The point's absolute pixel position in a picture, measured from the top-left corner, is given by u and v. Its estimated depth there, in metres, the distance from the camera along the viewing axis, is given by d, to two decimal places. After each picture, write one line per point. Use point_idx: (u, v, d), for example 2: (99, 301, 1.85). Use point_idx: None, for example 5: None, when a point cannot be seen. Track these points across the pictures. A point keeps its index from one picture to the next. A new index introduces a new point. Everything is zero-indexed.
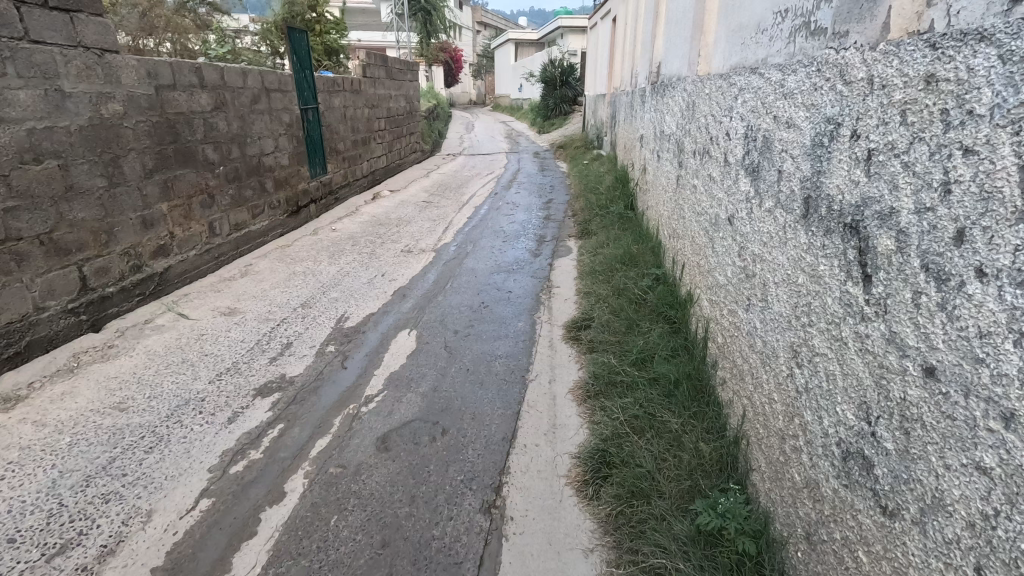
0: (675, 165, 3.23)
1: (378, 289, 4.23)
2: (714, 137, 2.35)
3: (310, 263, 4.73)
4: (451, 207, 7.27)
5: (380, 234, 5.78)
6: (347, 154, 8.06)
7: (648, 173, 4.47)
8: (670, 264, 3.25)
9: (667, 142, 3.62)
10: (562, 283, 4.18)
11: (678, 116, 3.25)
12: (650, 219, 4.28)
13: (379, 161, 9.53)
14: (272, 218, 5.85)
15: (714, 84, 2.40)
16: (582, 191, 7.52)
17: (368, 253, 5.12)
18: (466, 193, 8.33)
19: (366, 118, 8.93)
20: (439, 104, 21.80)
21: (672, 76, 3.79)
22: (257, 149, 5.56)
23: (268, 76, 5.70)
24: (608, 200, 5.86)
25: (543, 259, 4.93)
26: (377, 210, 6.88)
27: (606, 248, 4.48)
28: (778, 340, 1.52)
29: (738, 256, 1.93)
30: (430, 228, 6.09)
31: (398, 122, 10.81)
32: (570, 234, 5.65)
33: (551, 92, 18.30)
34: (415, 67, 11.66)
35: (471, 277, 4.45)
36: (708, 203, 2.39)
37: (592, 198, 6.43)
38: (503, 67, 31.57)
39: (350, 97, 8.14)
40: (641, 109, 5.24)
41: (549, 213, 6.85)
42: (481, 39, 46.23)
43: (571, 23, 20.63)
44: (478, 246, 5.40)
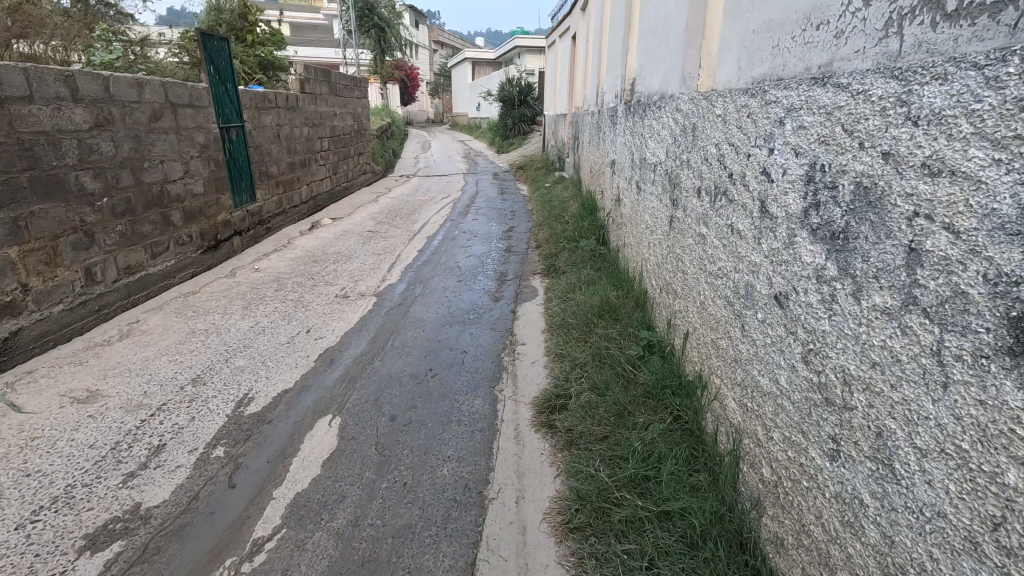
0: (667, 203, 2.59)
1: (298, 353, 3.38)
2: (736, 176, 1.71)
3: (219, 317, 3.84)
4: (400, 238, 6.48)
5: (314, 274, 4.93)
6: (281, 178, 7.15)
7: (626, 206, 3.85)
8: (665, 327, 2.59)
9: (651, 173, 3.00)
10: (528, 340, 3.47)
11: (668, 143, 2.64)
12: (630, 260, 3.65)
13: (321, 185, 8.62)
14: (179, 256, 4.90)
15: (731, 102, 1.77)
16: (546, 219, 6.90)
17: (295, 301, 4.26)
18: (418, 221, 7.54)
19: (305, 139, 8.05)
20: (393, 123, 21.01)
21: (655, 95, 3.18)
22: (159, 174, 4.64)
23: (173, 88, 4.81)
24: (576, 233, 5.21)
25: (504, 304, 4.22)
26: (314, 243, 6.00)
27: (578, 293, 3.81)
28: (936, 564, 0.84)
29: (801, 362, 1.26)
30: (374, 265, 5.29)
31: (344, 143, 9.95)
32: (535, 272, 4.97)
33: (510, 111, 17.85)
34: (363, 83, 10.89)
35: (416, 333, 3.66)
36: (728, 265, 1.74)
37: (557, 229, 5.80)
38: (460, 86, 31.19)
39: (285, 115, 7.27)
40: (611, 131, 4.67)
41: (510, 245, 6.16)
42: (438, 58, 45.85)
43: (529, 43, 20.38)
44: (429, 289, 4.62)
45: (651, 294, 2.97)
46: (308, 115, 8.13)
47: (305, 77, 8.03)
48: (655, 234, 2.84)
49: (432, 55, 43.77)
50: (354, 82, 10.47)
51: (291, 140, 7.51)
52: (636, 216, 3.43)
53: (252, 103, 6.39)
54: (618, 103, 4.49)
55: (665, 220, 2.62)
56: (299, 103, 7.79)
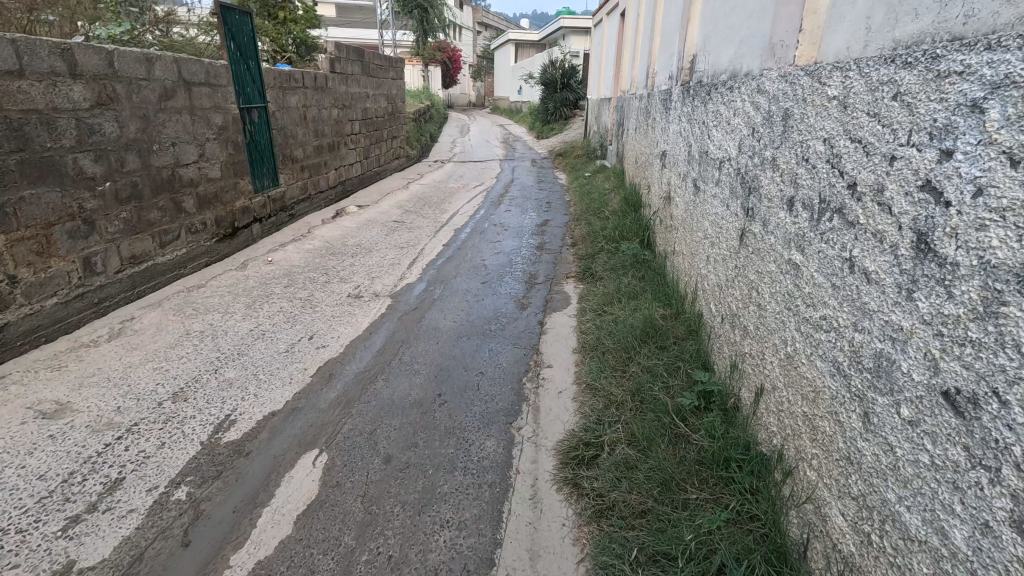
0: (738, 212, 2.03)
1: (295, 365, 3.01)
2: (863, 189, 1.16)
3: (219, 317, 3.52)
4: (426, 230, 6.07)
5: (329, 269, 4.58)
6: (306, 163, 6.85)
7: (678, 207, 3.27)
8: (728, 370, 2.05)
9: (714, 171, 2.43)
10: (555, 363, 2.98)
11: (741, 135, 2.07)
12: (681, 273, 3.09)
13: (350, 170, 8.30)
14: (191, 245, 4.64)
15: (860, 79, 1.20)
16: (583, 213, 6.34)
17: (303, 300, 3.91)
18: (447, 211, 7.11)
19: (334, 121, 7.71)
20: (433, 106, 20.65)
21: (725, 74, 2.57)
22: (170, 158, 4.37)
23: (187, 65, 4.51)
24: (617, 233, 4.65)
25: (531, 313, 3.74)
26: (335, 233, 5.67)
27: (616, 308, 3.30)
28: None
29: (1023, 530, 0.73)
30: (394, 260, 4.89)
31: (376, 126, 9.59)
32: (568, 275, 4.46)
33: (551, 95, 17.10)
34: (398, 64, 10.49)
35: (429, 347, 3.24)
36: (844, 318, 1.20)
37: (596, 226, 5.25)
38: (502, 69, 30.46)
39: (312, 96, 6.94)
40: (663, 117, 4.07)
41: (543, 242, 5.64)
42: (482, 40, 45.05)
43: (574, 24, 19.47)
44: (449, 290, 4.19)
45: (708, 321, 2.42)
46: (338, 97, 7.79)
47: (336, 56, 7.67)
48: (718, 248, 2.28)
49: (475, 36, 43.04)
50: (389, 62, 10.07)
51: (319, 123, 7.19)
52: (691, 222, 2.87)
53: (276, 82, 6.07)
54: (672, 85, 3.87)
55: (735, 234, 2.06)
56: (328, 83, 7.44)
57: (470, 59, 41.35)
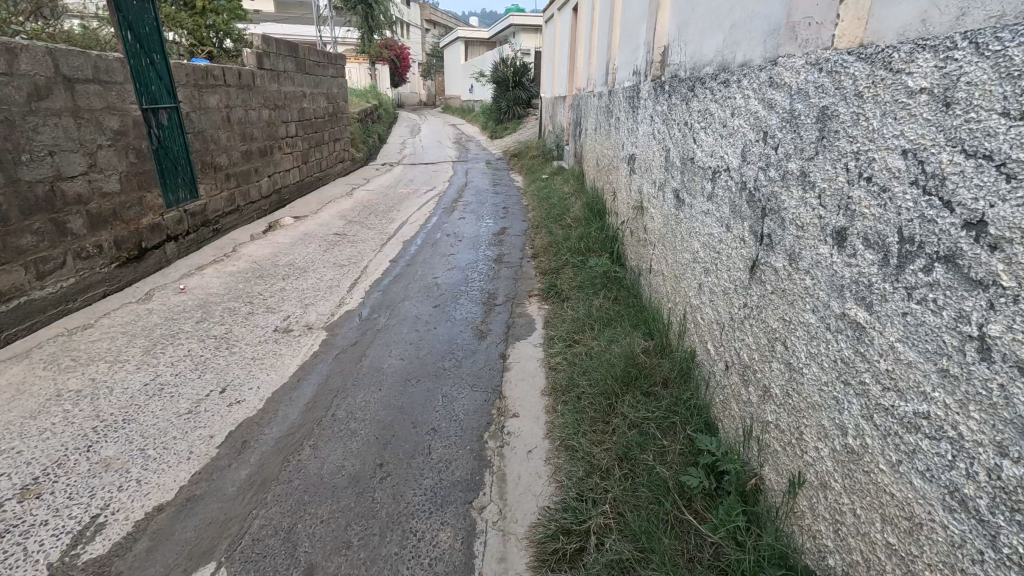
0: (746, 238, 1.63)
1: (198, 431, 2.40)
2: (1003, 232, 0.77)
3: (105, 368, 2.85)
4: (372, 244, 5.48)
5: (254, 297, 3.93)
6: (232, 171, 6.10)
7: (655, 220, 2.87)
8: (741, 437, 1.63)
9: (706, 182, 2.02)
10: (522, 412, 2.51)
11: (744, 140, 1.66)
12: (663, 297, 2.69)
13: (286, 176, 7.55)
14: (82, 273, 3.89)
15: (984, 63, 0.80)
16: (543, 220, 5.92)
17: (218, 339, 3.28)
18: (395, 220, 6.53)
19: (265, 123, 6.95)
20: (381, 106, 19.79)
21: (711, 67, 2.17)
22: (49, 169, 3.63)
23: (65, 58, 3.75)
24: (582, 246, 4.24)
25: (490, 343, 3.26)
26: (265, 251, 4.99)
27: (589, 338, 2.87)
28: None
29: None
30: (333, 282, 4.30)
31: (316, 127, 8.83)
32: (530, 294, 4.00)
33: (503, 94, 16.67)
34: (337, 61, 9.75)
35: (370, 396, 2.70)
36: (977, 431, 0.80)
37: (558, 237, 4.84)
38: (452, 67, 29.78)
39: (237, 95, 6.19)
40: (629, 117, 3.68)
41: (501, 253, 5.17)
42: (430, 38, 44.07)
43: (523, 21, 19.11)
44: (396, 318, 3.65)
45: (705, 364, 2.01)
46: (268, 96, 7.03)
47: (265, 51, 6.91)
48: (717, 279, 1.87)
49: (423, 34, 42.02)
50: (328, 58, 9.31)
51: (246, 125, 6.44)
52: (674, 241, 2.46)
53: (191, 80, 5.31)
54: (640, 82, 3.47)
55: (743, 267, 1.65)
56: (256, 81, 6.68)
57: (419, 58, 40.36)
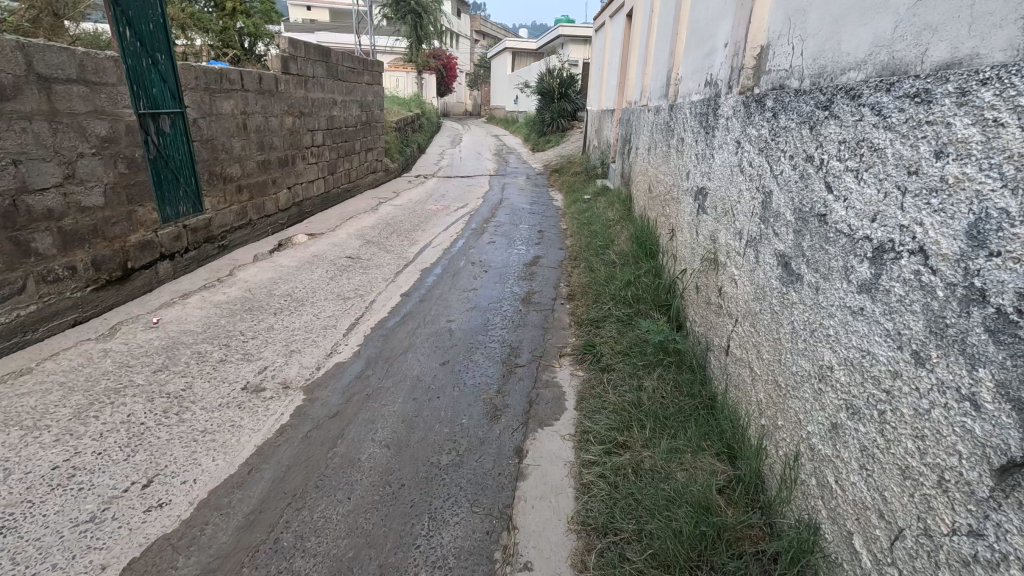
0: (994, 412, 0.84)
1: (89, 558, 1.75)
2: None
3: (15, 439, 2.26)
4: (386, 271, 4.84)
5: (233, 338, 3.33)
6: (246, 182, 5.63)
7: (739, 287, 2.06)
8: None
9: (852, 259, 1.23)
10: (538, 562, 1.75)
11: (984, 212, 0.88)
12: (751, 402, 1.87)
13: (308, 188, 7.08)
14: (47, 300, 3.40)
15: None
16: (583, 252, 5.15)
17: (170, 398, 2.66)
18: (418, 242, 5.89)
19: (287, 131, 6.49)
20: (423, 115, 19.54)
21: (860, 74, 1.38)
22: (11, 181, 3.16)
23: (42, 55, 3.29)
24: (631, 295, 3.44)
25: (503, 427, 2.52)
26: (266, 276, 4.44)
27: (639, 446, 2.09)
28: None
29: None
30: (330, 323, 3.66)
31: (346, 136, 8.37)
32: (562, 353, 3.23)
33: (548, 106, 16.03)
34: (373, 68, 9.32)
35: (334, 508, 2.00)
36: None
37: (601, 277, 4.06)
38: (498, 78, 29.49)
39: (256, 102, 5.74)
40: (699, 139, 2.89)
41: (532, 291, 4.42)
42: (479, 49, 44.12)
43: (572, 32, 18.47)
44: (393, 379, 2.96)
45: (849, 570, 1.19)
46: (293, 103, 6.58)
47: (292, 55, 6.46)
48: (886, 444, 1.07)
49: (472, 45, 42.11)
50: (363, 65, 8.88)
51: (265, 133, 5.98)
52: (777, 330, 1.65)
53: (201, 83, 4.85)
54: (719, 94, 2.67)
55: (976, 453, 0.86)
56: (280, 87, 6.23)
57: (466, 68, 40.39)
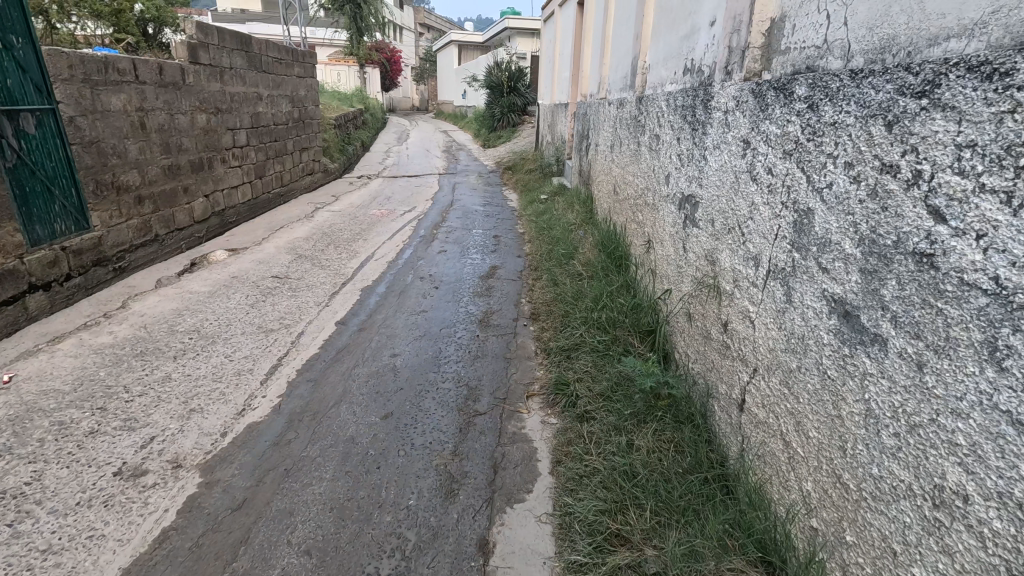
0: None
1: None
2: None
3: None
4: (320, 293, 4.18)
5: (112, 398, 2.62)
6: (148, 192, 4.79)
7: (759, 328, 1.60)
8: None
9: (1004, 333, 0.80)
10: None
11: None
12: (790, 487, 1.41)
13: (231, 194, 6.24)
14: None
15: None
16: (544, 261, 4.67)
17: (7, 500, 1.96)
18: (359, 254, 5.23)
19: (201, 130, 5.65)
20: (368, 111, 18.60)
21: (973, 39, 0.92)
22: None
23: None
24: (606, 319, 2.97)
25: (463, 508, 1.98)
26: (169, 306, 3.69)
27: (641, 540, 1.61)
28: None
29: None
30: (245, 366, 3.00)
31: (275, 135, 7.51)
32: (531, 393, 2.72)
33: (497, 100, 15.49)
34: (304, 59, 8.48)
35: None
36: None
37: (569, 293, 3.59)
38: (445, 72, 28.65)
39: (156, 96, 4.88)
40: (681, 136, 2.45)
41: (490, 311, 3.89)
42: (423, 42, 42.84)
43: (519, 24, 17.95)
44: (321, 443, 2.36)
45: None
46: (206, 98, 5.73)
47: (202, 42, 5.60)
48: None
49: (416, 38, 40.85)
50: (292, 56, 8.02)
51: (171, 132, 5.13)
52: (834, 404, 1.20)
53: (80, 73, 4.00)
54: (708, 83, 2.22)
55: None
56: (187, 79, 5.37)
57: (411, 62, 39.11)
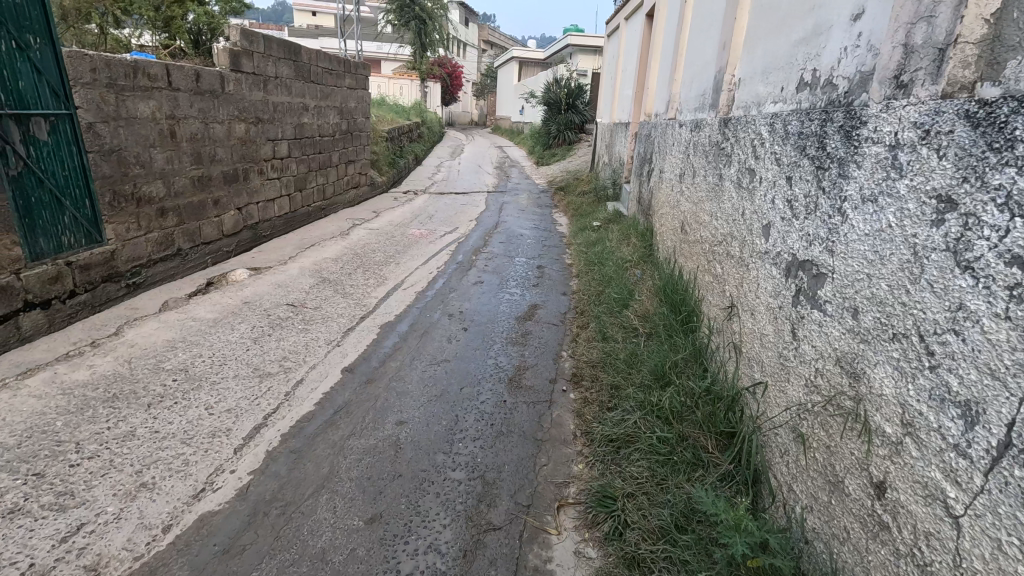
0: None
1: None
2: None
3: None
4: (334, 327, 3.71)
5: (56, 459, 2.17)
6: (173, 204, 4.52)
7: (971, 537, 0.91)
8: None
9: None
10: None
11: None
12: None
13: (266, 208, 5.99)
14: None
15: None
16: (592, 305, 4.01)
17: None
18: (387, 281, 4.76)
19: (239, 141, 5.41)
20: (425, 123, 18.65)
21: None
22: None
23: None
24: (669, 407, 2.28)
25: None
26: (165, 335, 3.30)
27: None
28: None
29: None
30: (224, 424, 2.52)
31: (320, 147, 7.28)
32: (563, 503, 2.09)
33: (554, 117, 15.00)
34: (356, 70, 8.28)
35: None
36: None
37: (622, 357, 2.91)
38: (504, 89, 28.63)
39: (190, 104, 4.65)
40: (795, 174, 1.76)
41: (523, 366, 3.26)
42: (485, 59, 43.33)
43: (581, 41, 17.49)
44: (281, 558, 1.80)
45: None
46: (247, 107, 5.49)
47: (246, 49, 5.38)
48: None
49: (479, 56, 41.36)
50: (343, 66, 7.81)
51: (205, 142, 4.89)
52: None
53: (104, 79, 3.76)
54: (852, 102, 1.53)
55: None
56: (227, 87, 5.14)
57: (472, 78, 39.54)
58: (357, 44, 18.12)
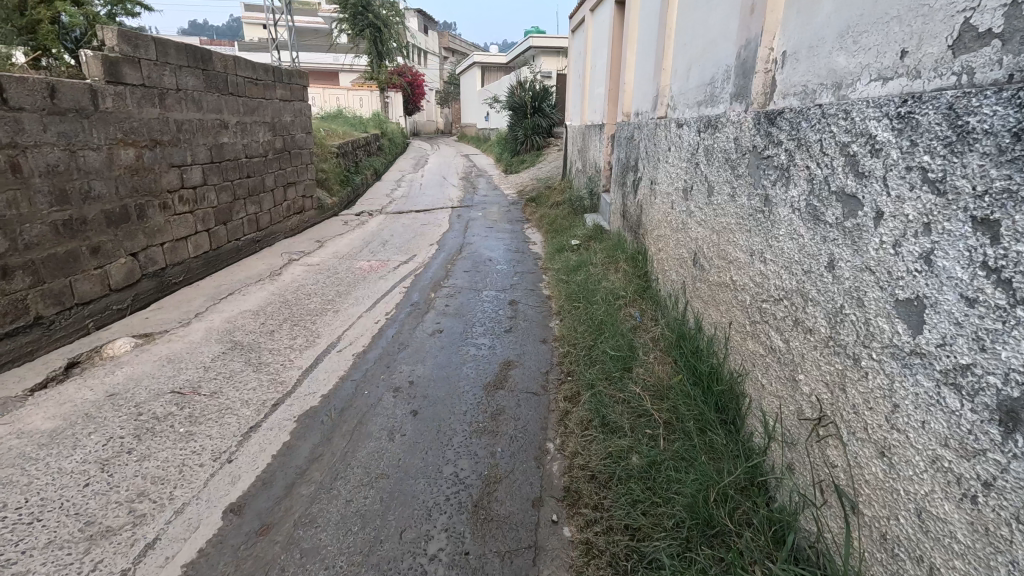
0: None
1: None
2: None
3: None
4: (230, 427, 2.68)
5: None
6: (22, 261, 3.42)
7: None
8: None
9: None
10: None
11: None
12: None
13: (176, 249, 4.91)
14: None
15: None
16: (583, 362, 3.08)
17: None
18: (319, 339, 3.75)
19: (128, 171, 4.33)
20: (386, 134, 17.64)
21: None
22: None
23: None
24: None
25: None
26: None
27: None
28: None
29: None
30: None
31: (248, 170, 6.21)
32: None
33: (520, 122, 14.15)
34: (290, 79, 7.22)
35: None
36: None
37: (639, 471, 1.99)
38: (469, 95, 27.77)
39: (42, 128, 3.56)
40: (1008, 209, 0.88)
41: (494, 477, 2.29)
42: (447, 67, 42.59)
43: (544, 42, 16.72)
44: None
45: None
46: (136, 128, 4.41)
47: (129, 56, 4.31)
48: None
49: (441, 63, 40.51)
50: (273, 75, 6.75)
51: (73, 175, 3.80)
52: None
53: None
54: None
55: None
56: (102, 104, 4.06)
57: (434, 85, 38.50)
58: (291, 57, 15.53)
